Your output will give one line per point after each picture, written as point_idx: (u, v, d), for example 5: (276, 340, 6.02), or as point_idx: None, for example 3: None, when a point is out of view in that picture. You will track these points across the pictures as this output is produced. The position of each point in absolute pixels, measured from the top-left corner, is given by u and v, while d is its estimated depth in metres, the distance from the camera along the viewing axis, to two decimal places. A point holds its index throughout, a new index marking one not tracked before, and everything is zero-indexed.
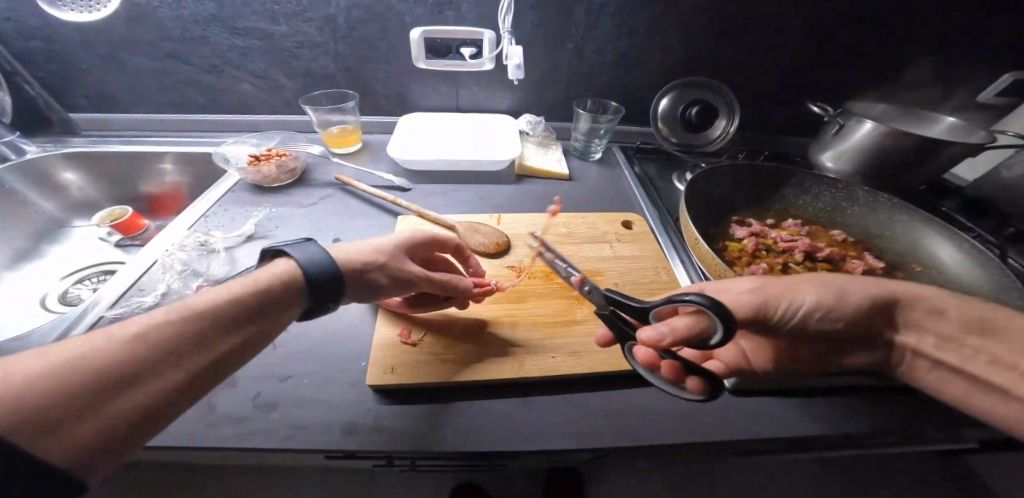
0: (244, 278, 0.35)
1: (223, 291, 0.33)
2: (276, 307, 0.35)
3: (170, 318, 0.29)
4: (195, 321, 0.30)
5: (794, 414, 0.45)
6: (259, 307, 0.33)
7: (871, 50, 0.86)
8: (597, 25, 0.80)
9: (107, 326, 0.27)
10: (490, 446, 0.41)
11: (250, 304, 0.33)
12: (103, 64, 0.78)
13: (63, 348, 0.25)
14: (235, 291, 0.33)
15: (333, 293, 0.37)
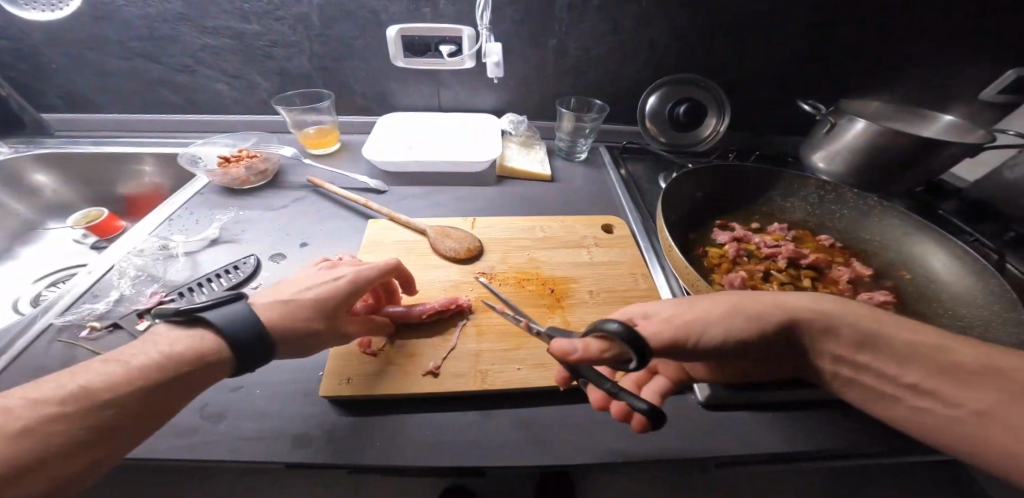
0: (166, 347, 0.33)
1: (140, 369, 0.31)
2: (198, 378, 0.33)
3: (71, 407, 0.28)
4: (99, 406, 0.28)
5: (768, 429, 0.43)
6: (178, 381, 0.32)
7: (867, 46, 0.82)
8: (578, 22, 0.77)
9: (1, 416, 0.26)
10: (448, 460, 0.39)
11: (168, 380, 0.31)
12: (74, 64, 0.78)
13: None
14: (154, 367, 0.31)
15: (258, 349, 0.35)
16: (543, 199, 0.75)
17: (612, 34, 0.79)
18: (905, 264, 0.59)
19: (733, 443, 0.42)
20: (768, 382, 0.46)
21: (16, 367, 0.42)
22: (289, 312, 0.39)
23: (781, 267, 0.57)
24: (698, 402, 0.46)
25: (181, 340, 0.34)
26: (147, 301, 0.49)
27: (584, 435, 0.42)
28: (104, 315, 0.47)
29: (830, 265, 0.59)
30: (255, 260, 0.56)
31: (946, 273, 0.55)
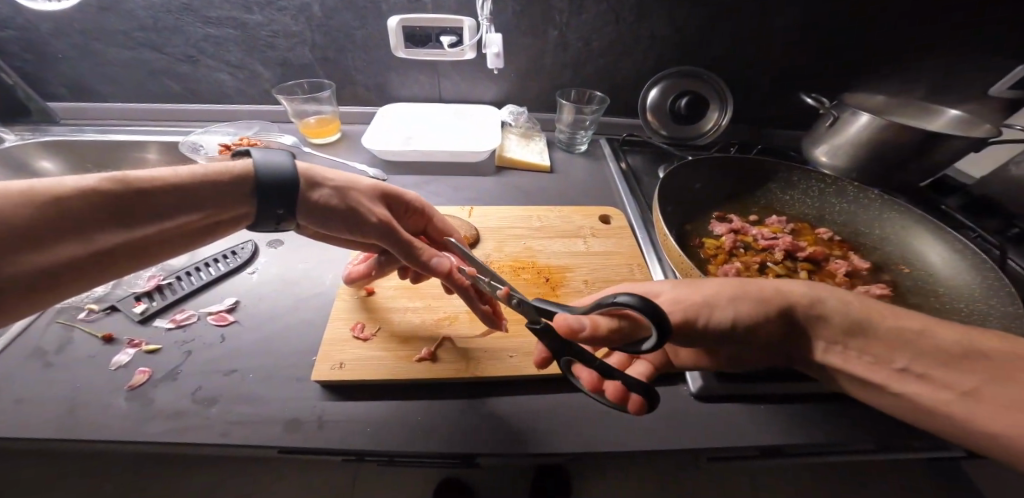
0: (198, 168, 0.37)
1: (174, 177, 0.35)
2: (219, 200, 0.36)
3: (110, 189, 0.31)
4: (135, 196, 0.32)
5: (759, 421, 0.43)
6: (202, 198, 0.35)
7: (874, 39, 0.81)
8: (579, 13, 0.77)
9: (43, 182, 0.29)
10: (437, 446, 0.39)
11: (195, 192, 0.35)
12: (79, 54, 0.79)
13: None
14: (184, 180, 0.35)
15: (281, 201, 0.38)
16: (541, 191, 0.75)
17: (614, 26, 0.79)
18: (904, 259, 0.59)
19: (724, 434, 0.42)
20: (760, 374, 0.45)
21: (16, 346, 0.44)
22: (324, 173, 0.42)
23: (777, 259, 0.57)
24: (690, 392, 0.45)
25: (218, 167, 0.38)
26: (144, 285, 0.51)
27: (573, 424, 0.42)
28: (102, 298, 0.50)
29: (828, 259, 0.59)
30: (253, 246, 0.58)
31: (946, 268, 0.55)
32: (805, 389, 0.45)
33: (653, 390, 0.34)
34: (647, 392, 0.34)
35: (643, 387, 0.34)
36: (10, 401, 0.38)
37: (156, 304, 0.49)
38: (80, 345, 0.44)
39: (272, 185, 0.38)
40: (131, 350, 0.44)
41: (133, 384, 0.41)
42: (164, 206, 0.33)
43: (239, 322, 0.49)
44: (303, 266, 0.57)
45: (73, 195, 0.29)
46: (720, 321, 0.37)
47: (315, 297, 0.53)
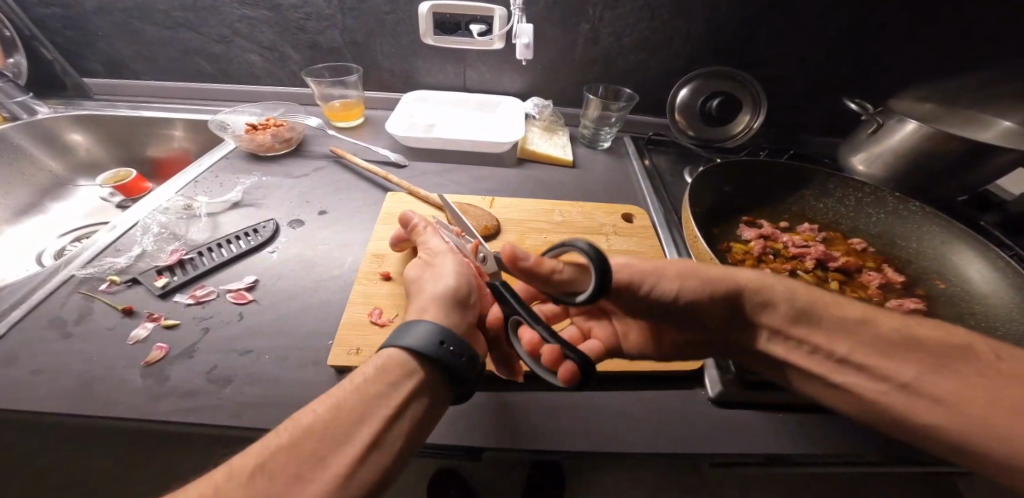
0: (376, 363, 0.31)
1: (359, 381, 0.29)
2: (408, 372, 0.31)
3: (321, 413, 0.27)
4: (348, 413, 0.27)
5: (776, 432, 0.42)
6: (397, 374, 0.30)
7: (921, 44, 0.78)
8: (614, 6, 0.75)
9: (292, 440, 0.25)
10: (455, 439, 0.39)
11: (390, 376, 0.30)
12: (117, 31, 0.80)
13: (269, 478, 0.23)
14: (370, 376, 0.30)
15: (460, 343, 0.33)
16: (562, 185, 0.73)
17: (648, 23, 0.77)
18: (940, 274, 0.56)
19: (735, 440, 0.41)
20: None
21: (36, 315, 0.44)
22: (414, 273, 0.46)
23: (808, 268, 0.55)
24: (707, 397, 0.45)
25: (386, 357, 0.31)
26: (166, 259, 0.52)
27: (585, 422, 0.42)
28: (123, 270, 0.50)
29: (860, 270, 0.57)
30: (274, 226, 0.58)
31: (985, 287, 0.52)
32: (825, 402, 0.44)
33: (590, 363, 0.34)
34: (584, 362, 0.34)
35: (580, 355, 0.34)
36: (26, 372, 0.39)
37: (177, 279, 0.49)
38: (100, 317, 0.45)
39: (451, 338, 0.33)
40: (149, 324, 0.44)
41: (148, 360, 0.41)
42: (373, 406, 0.28)
43: (257, 302, 0.48)
44: (322, 247, 0.57)
45: (311, 436, 0.25)
46: (663, 290, 0.45)
47: (335, 279, 0.53)
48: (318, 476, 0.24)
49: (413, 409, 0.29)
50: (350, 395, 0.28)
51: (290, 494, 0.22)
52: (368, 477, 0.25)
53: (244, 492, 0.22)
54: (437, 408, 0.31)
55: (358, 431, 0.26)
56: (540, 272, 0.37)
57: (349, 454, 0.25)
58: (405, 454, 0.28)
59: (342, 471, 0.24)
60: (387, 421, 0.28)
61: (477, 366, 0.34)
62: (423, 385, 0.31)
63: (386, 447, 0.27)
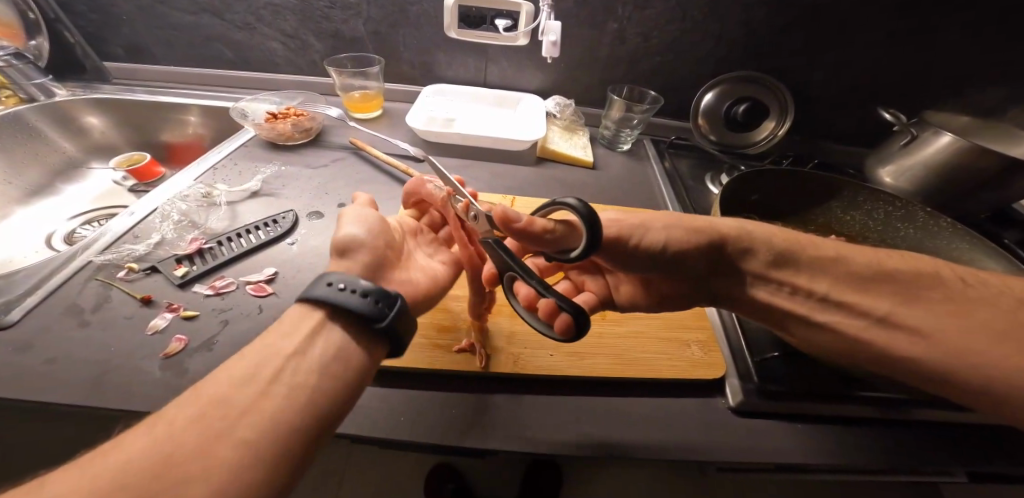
0: (284, 318, 0.33)
1: (268, 333, 0.32)
2: (309, 322, 0.33)
3: (225, 363, 0.29)
4: (247, 361, 0.29)
5: (799, 444, 0.41)
6: (302, 322, 0.33)
7: (953, 57, 0.76)
8: (645, 7, 0.73)
9: (186, 391, 0.27)
10: (477, 441, 0.38)
11: (296, 322, 0.32)
12: (138, 14, 0.79)
13: (161, 426, 0.24)
14: (275, 327, 0.32)
15: (375, 291, 0.34)
16: (582, 186, 0.72)
17: (678, 24, 0.76)
18: None
19: (757, 450, 0.41)
20: (808, 393, 0.43)
21: (52, 301, 0.43)
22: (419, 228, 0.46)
23: None
24: (727, 405, 0.44)
25: (296, 312, 0.33)
26: (185, 247, 0.51)
27: (602, 427, 0.41)
28: (143, 257, 0.50)
29: None
30: (293, 217, 0.57)
31: None
32: (846, 412, 0.43)
33: (582, 312, 0.35)
34: (577, 311, 0.35)
35: (574, 305, 0.35)
36: (42, 361, 0.38)
37: (197, 268, 0.49)
38: (119, 305, 0.44)
39: (363, 285, 0.34)
40: (168, 314, 0.44)
41: (168, 352, 0.40)
42: (277, 351, 0.30)
43: (277, 294, 0.48)
44: None
45: (208, 386, 0.27)
46: (651, 240, 0.45)
47: None
48: (215, 419, 0.25)
49: (317, 350, 0.31)
50: (256, 344, 0.31)
51: (185, 433, 0.24)
52: (274, 410, 0.26)
53: (136, 442, 0.23)
54: (355, 347, 0.32)
55: (263, 372, 0.28)
56: (530, 233, 0.38)
57: (253, 394, 0.27)
58: (322, 390, 0.29)
59: (244, 410, 0.26)
60: (292, 359, 0.30)
61: (392, 304, 0.34)
62: (332, 326, 0.33)
63: (293, 383, 0.28)
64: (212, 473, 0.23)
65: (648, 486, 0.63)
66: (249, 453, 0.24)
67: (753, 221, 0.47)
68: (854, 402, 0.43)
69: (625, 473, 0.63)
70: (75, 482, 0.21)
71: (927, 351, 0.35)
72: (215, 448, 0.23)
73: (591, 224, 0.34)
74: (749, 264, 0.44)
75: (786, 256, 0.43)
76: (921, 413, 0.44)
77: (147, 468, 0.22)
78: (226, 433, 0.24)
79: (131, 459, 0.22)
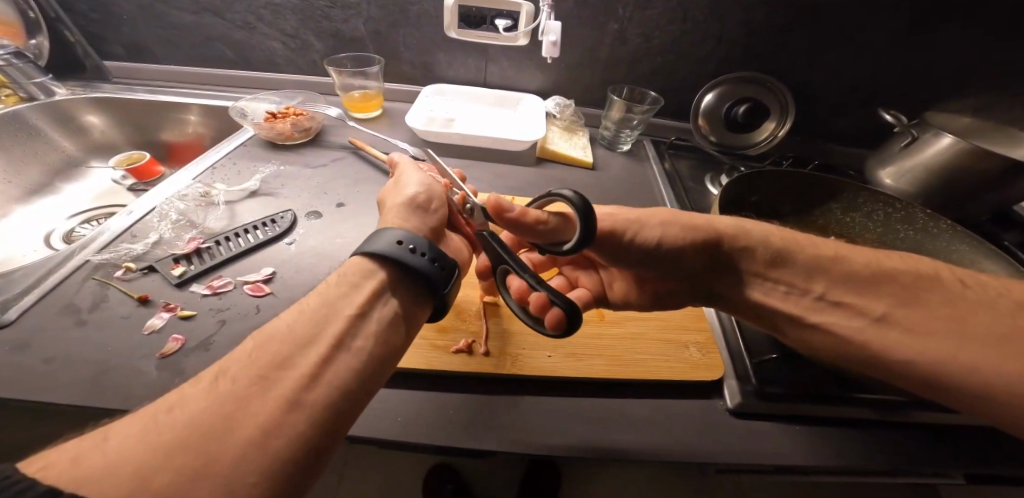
0: (338, 276, 0.34)
1: (322, 292, 0.32)
2: (365, 280, 0.34)
3: (285, 319, 0.30)
4: (307, 318, 0.30)
5: (798, 446, 0.41)
6: (357, 280, 0.34)
7: (954, 59, 0.76)
8: (645, 7, 0.73)
9: (250, 344, 0.28)
10: (474, 442, 0.38)
11: (352, 279, 0.33)
12: (139, 13, 0.79)
13: (229, 378, 0.25)
14: (330, 285, 0.33)
15: (431, 253, 0.36)
16: (581, 187, 0.72)
17: (678, 25, 0.75)
18: None
19: (755, 453, 0.40)
20: (806, 395, 0.43)
21: (49, 301, 0.43)
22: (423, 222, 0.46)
23: None
24: (725, 407, 0.44)
25: (349, 269, 0.34)
26: (183, 247, 0.51)
27: (600, 428, 0.41)
28: (141, 257, 0.50)
29: None
30: (292, 216, 0.57)
31: None
32: (844, 414, 0.43)
33: (574, 306, 0.36)
34: (568, 306, 0.35)
35: (566, 300, 0.35)
36: (39, 361, 0.38)
37: (195, 268, 0.48)
38: (116, 304, 0.44)
39: (421, 247, 0.36)
40: (165, 314, 0.43)
41: (164, 352, 0.40)
42: (337, 310, 0.31)
43: (274, 294, 0.47)
44: (339, 240, 0.56)
45: (272, 341, 0.28)
46: (646, 237, 0.46)
47: None
48: (282, 375, 0.25)
49: (379, 311, 0.32)
50: (314, 302, 0.31)
51: (255, 388, 0.24)
52: (338, 371, 0.27)
53: (208, 394, 0.24)
54: (405, 312, 0.34)
55: (324, 330, 0.29)
56: (524, 225, 0.40)
57: (316, 355, 0.27)
58: (377, 354, 0.30)
59: (308, 371, 0.26)
60: (353, 319, 0.31)
61: (448, 271, 0.37)
62: (385, 287, 0.34)
63: (353, 345, 0.29)
64: (281, 429, 0.23)
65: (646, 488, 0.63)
66: (317, 412, 0.25)
67: (751, 220, 0.49)
68: (853, 404, 0.43)
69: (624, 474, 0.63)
70: (142, 432, 0.22)
71: (921, 350, 0.35)
72: (286, 404, 0.24)
73: (587, 218, 0.34)
74: (747, 263, 0.46)
75: (783, 256, 0.45)
76: (920, 416, 0.44)
77: (214, 421, 0.22)
78: (289, 394, 0.25)
79: (207, 409, 0.23)
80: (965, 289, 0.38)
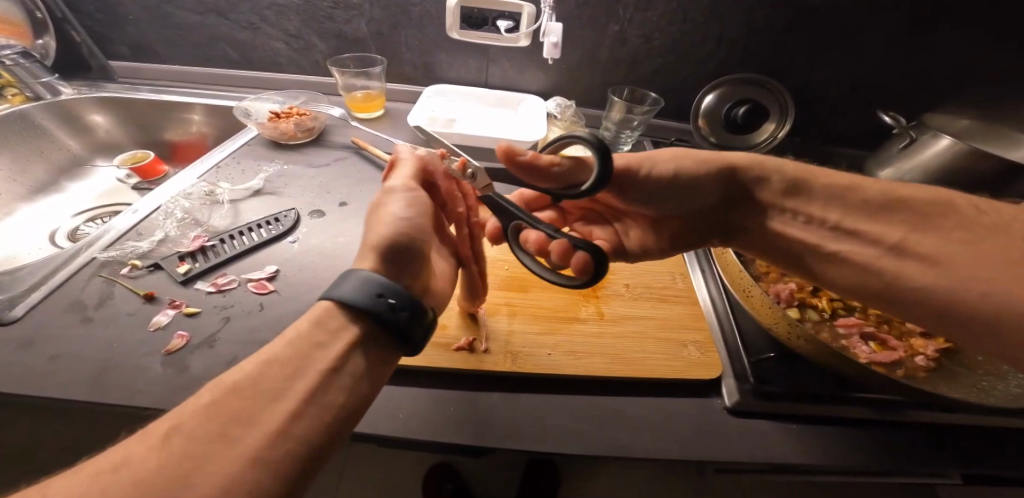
0: (312, 318, 0.31)
1: (294, 335, 0.29)
2: (339, 330, 0.30)
3: (250, 366, 0.27)
4: (272, 369, 0.27)
5: (792, 443, 0.42)
6: (334, 328, 0.30)
7: (954, 60, 0.77)
8: (646, 8, 0.74)
9: (207, 396, 0.25)
10: (473, 439, 0.39)
11: (329, 325, 0.30)
12: (145, 14, 0.80)
13: (183, 437, 0.22)
14: (301, 329, 0.30)
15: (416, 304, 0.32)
16: None
17: (679, 26, 0.76)
18: None
19: (749, 450, 0.41)
20: (803, 393, 0.44)
21: (55, 298, 0.44)
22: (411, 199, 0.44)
23: None
24: (723, 406, 0.44)
25: (327, 314, 0.31)
26: (188, 245, 0.51)
27: (599, 426, 0.41)
28: (146, 255, 0.50)
29: None
30: (295, 215, 0.58)
31: None
32: (839, 412, 0.44)
33: (598, 248, 0.38)
34: (595, 249, 0.38)
35: (589, 243, 0.38)
36: (45, 358, 0.38)
37: (199, 266, 0.49)
38: (123, 301, 0.45)
39: (408, 299, 0.32)
40: (170, 311, 0.44)
41: (169, 349, 0.40)
42: (309, 366, 0.28)
43: (278, 292, 0.48)
44: (341, 239, 0.56)
45: (232, 396, 0.25)
46: (660, 171, 0.46)
47: None
48: (247, 433, 0.23)
49: (355, 362, 0.30)
50: (283, 347, 0.28)
51: (214, 447, 0.22)
52: (306, 429, 0.25)
53: (159, 452, 0.21)
54: (380, 363, 0.31)
55: (294, 383, 0.26)
56: (537, 170, 0.41)
57: (282, 409, 0.25)
58: (347, 408, 0.28)
59: (274, 427, 0.24)
60: (326, 372, 0.28)
61: (425, 323, 0.33)
62: (363, 336, 0.31)
63: (323, 401, 0.27)
64: (242, 495, 0.21)
65: (645, 488, 0.64)
66: (280, 473, 0.23)
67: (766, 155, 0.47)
68: (847, 402, 0.44)
69: (623, 475, 0.63)
70: (83, 494, 0.19)
71: (930, 281, 0.34)
72: (247, 467, 0.22)
73: (603, 156, 0.34)
74: (763, 195, 0.45)
75: (800, 185, 0.43)
76: (917, 414, 0.44)
77: (168, 481, 0.20)
78: (251, 453, 0.22)
79: (158, 469, 0.20)
80: (979, 213, 0.35)
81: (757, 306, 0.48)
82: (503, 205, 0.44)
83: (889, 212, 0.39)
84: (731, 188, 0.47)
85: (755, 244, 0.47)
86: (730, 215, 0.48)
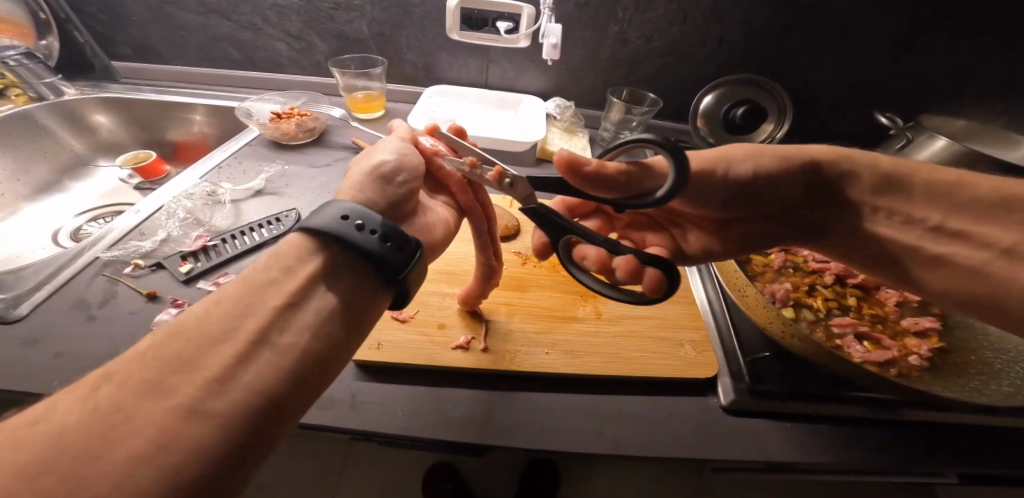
0: (266, 258, 0.29)
1: (246, 276, 0.28)
2: (296, 267, 0.29)
3: (197, 310, 0.26)
4: (221, 311, 0.26)
5: (785, 441, 0.42)
6: (290, 265, 0.29)
7: (953, 61, 0.77)
8: (645, 9, 0.74)
9: (145, 342, 0.23)
10: (471, 437, 0.39)
11: (285, 263, 0.29)
12: (147, 14, 0.80)
13: (110, 388, 0.21)
14: (254, 269, 0.29)
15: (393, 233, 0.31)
16: None
17: (678, 27, 0.76)
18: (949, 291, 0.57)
19: (744, 448, 0.41)
20: (797, 392, 0.44)
21: (60, 296, 0.44)
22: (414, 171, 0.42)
23: (827, 283, 0.59)
24: (719, 404, 0.45)
25: (284, 252, 0.30)
26: (191, 244, 0.52)
27: (595, 424, 0.42)
28: (149, 254, 0.51)
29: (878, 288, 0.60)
30: (296, 215, 0.59)
31: None
32: (832, 411, 0.44)
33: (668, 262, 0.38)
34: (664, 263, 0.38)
35: (659, 258, 0.38)
36: (50, 356, 0.39)
37: (201, 265, 0.50)
38: (126, 300, 0.45)
39: (375, 224, 0.30)
40: (173, 310, 0.45)
41: None
42: (263, 305, 0.26)
43: None
44: None
45: (173, 341, 0.23)
46: (737, 172, 0.43)
47: None
48: (182, 380, 0.21)
49: (317, 300, 0.28)
50: (236, 289, 0.27)
51: (146, 396, 0.21)
52: (256, 373, 0.23)
53: (85, 401, 0.20)
54: (351, 302, 0.30)
55: (243, 325, 0.25)
56: (601, 177, 0.39)
57: (228, 353, 0.23)
58: (310, 352, 0.26)
59: (220, 374, 0.22)
60: (283, 311, 0.27)
61: (407, 253, 0.32)
62: (324, 272, 0.30)
63: (278, 343, 0.25)
64: (176, 443, 0.19)
65: (643, 487, 0.64)
66: (226, 422, 0.21)
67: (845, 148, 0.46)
68: (841, 401, 0.44)
69: (621, 473, 0.64)
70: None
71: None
72: (181, 415, 0.20)
73: (676, 158, 0.32)
74: (855, 191, 0.44)
75: (891, 181, 0.43)
76: (910, 413, 0.44)
77: (91, 432, 0.19)
78: (191, 402, 0.21)
79: (80, 422, 0.19)
80: None
81: (752, 306, 0.48)
82: (557, 220, 0.41)
83: (978, 223, 0.41)
84: (812, 182, 0.45)
85: (843, 243, 0.46)
86: (802, 218, 0.47)
